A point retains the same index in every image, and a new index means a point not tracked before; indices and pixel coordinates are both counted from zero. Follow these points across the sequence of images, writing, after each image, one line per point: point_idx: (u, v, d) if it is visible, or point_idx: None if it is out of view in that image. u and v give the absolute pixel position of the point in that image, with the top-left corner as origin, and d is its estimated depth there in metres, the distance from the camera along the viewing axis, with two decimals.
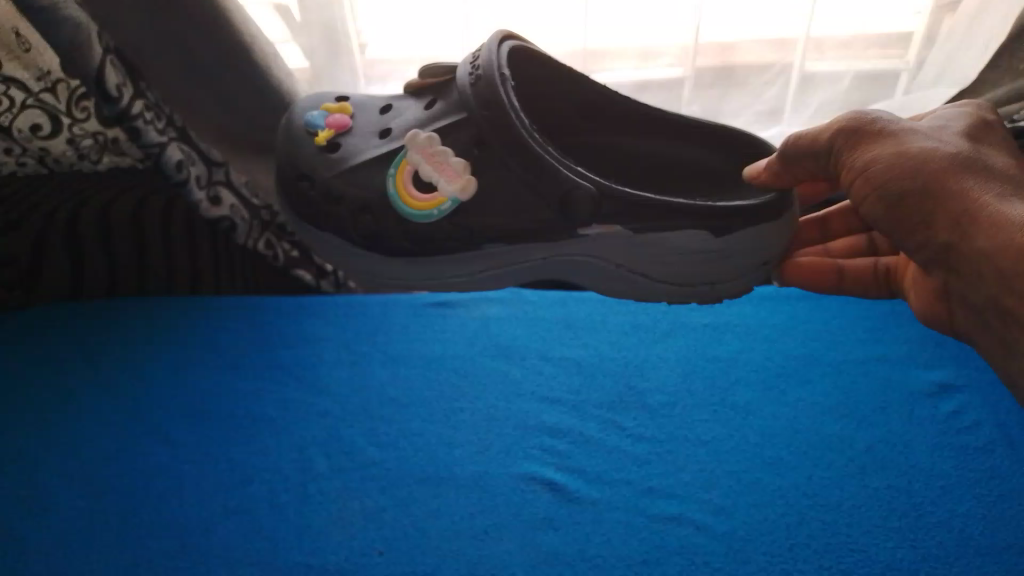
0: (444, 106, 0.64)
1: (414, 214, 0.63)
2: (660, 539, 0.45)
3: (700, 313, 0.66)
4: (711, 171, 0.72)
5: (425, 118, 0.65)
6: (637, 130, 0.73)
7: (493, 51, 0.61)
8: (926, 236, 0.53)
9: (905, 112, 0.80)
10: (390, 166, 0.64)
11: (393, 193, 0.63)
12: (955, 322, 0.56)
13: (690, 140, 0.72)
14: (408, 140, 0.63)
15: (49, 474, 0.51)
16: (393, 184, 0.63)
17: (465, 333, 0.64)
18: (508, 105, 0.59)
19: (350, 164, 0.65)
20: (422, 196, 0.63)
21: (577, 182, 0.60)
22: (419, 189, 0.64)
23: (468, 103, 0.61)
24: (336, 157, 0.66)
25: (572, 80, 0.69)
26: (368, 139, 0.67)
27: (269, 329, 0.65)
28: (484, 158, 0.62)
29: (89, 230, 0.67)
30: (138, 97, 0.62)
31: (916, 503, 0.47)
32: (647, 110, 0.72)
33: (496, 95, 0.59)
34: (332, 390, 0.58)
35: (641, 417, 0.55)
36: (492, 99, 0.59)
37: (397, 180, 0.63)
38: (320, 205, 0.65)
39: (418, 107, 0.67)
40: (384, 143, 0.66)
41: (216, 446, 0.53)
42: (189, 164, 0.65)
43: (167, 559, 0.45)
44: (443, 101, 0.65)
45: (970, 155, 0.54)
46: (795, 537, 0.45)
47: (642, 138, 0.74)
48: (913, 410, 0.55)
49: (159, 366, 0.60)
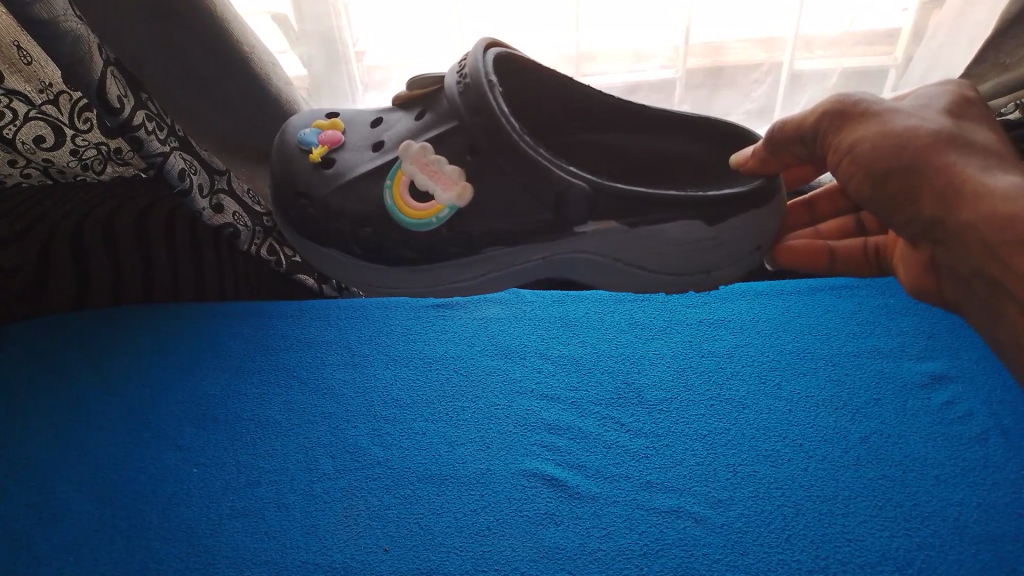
0: (433, 116, 0.65)
1: (413, 222, 0.64)
2: (662, 530, 0.47)
3: (697, 310, 0.68)
4: (701, 163, 0.73)
5: (416, 129, 0.66)
6: (623, 127, 0.74)
7: (479, 59, 0.62)
8: (914, 210, 0.54)
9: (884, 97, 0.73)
10: (386, 178, 0.66)
11: (391, 204, 0.65)
12: (943, 294, 0.58)
13: (676, 134, 0.73)
14: (400, 151, 0.65)
15: (61, 479, 0.52)
16: (390, 196, 0.65)
17: (465, 333, 0.66)
18: (498, 109, 0.60)
19: (346, 178, 0.67)
20: (419, 205, 0.64)
21: (571, 182, 0.61)
22: (416, 198, 0.65)
23: (458, 111, 0.62)
24: (331, 174, 0.67)
25: (558, 81, 0.70)
26: (362, 151, 0.69)
27: (272, 333, 0.66)
28: (477, 163, 0.63)
29: (93, 242, 0.69)
30: (140, 108, 0.60)
31: (910, 493, 0.49)
32: (633, 107, 0.73)
33: (485, 101, 0.60)
34: (337, 392, 0.60)
35: (639, 412, 0.56)
36: (482, 106, 0.60)
37: (394, 191, 0.65)
38: (320, 221, 0.67)
39: (408, 119, 0.68)
40: (378, 155, 0.67)
41: (221, 450, 0.54)
42: (190, 172, 0.65)
43: (178, 560, 0.46)
44: (432, 111, 0.66)
45: (953, 130, 0.55)
46: (792, 528, 0.47)
47: (630, 136, 0.75)
48: (905, 402, 0.56)
49: (164, 371, 0.62)
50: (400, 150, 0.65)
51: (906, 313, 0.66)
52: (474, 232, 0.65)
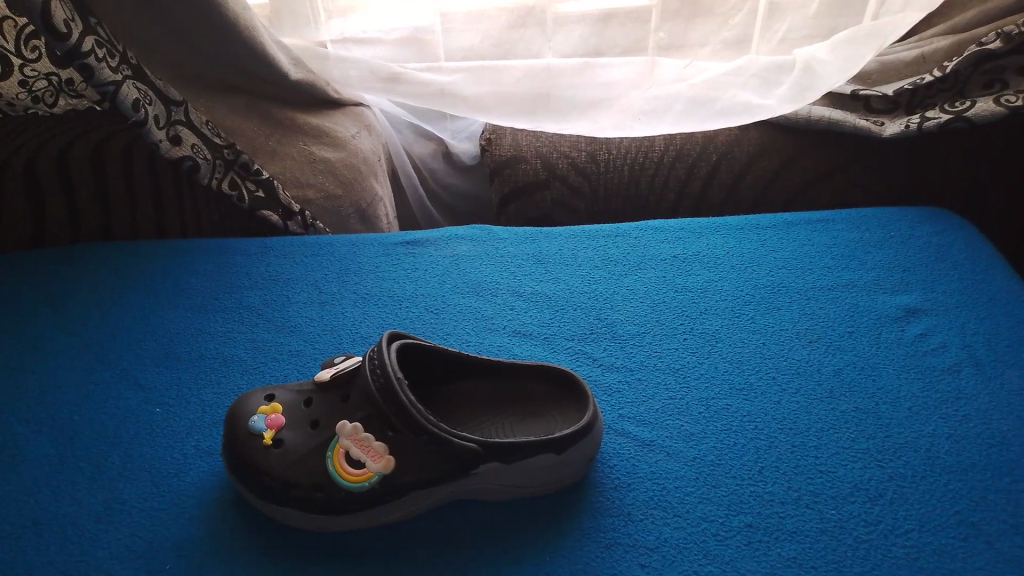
0: (337, 390, 0.45)
1: (358, 488, 0.41)
2: (635, 465, 0.47)
3: (669, 245, 0.67)
4: (541, 420, 0.48)
5: (331, 401, 0.44)
6: (493, 407, 0.49)
7: (391, 365, 0.42)
8: None
9: (829, 53, 0.67)
10: (323, 447, 0.42)
11: (326, 459, 0.42)
12: None
13: (545, 415, 0.48)
14: (339, 430, 0.42)
15: (19, 420, 0.50)
16: (328, 462, 0.42)
17: (437, 272, 0.65)
18: (409, 403, 0.41)
19: (266, 461, 0.42)
20: (352, 469, 0.41)
21: (381, 397, 0.41)
22: (353, 465, 0.41)
23: (378, 427, 0.42)
24: (193, 302, 0.61)
25: (437, 369, 0.48)
26: (256, 394, 0.46)
27: (235, 271, 0.65)
28: (340, 415, 0.43)
29: (46, 175, 0.66)
30: (88, 33, 0.56)
31: (883, 425, 0.49)
32: (502, 375, 0.49)
33: (386, 413, 0.41)
34: (303, 330, 0.58)
35: (611, 347, 0.56)
36: (387, 418, 0.41)
37: (334, 462, 0.42)
38: (201, 288, 0.63)
39: (297, 399, 0.45)
40: (295, 424, 0.44)
41: (184, 390, 0.53)
42: (145, 103, 0.61)
43: (141, 501, 0.45)
44: (339, 393, 0.45)
45: None
46: (765, 460, 0.47)
47: (476, 381, 0.50)
48: (879, 335, 0.56)
49: (126, 312, 0.60)
50: (341, 432, 0.42)
51: (881, 247, 0.65)
52: (320, 459, 0.42)
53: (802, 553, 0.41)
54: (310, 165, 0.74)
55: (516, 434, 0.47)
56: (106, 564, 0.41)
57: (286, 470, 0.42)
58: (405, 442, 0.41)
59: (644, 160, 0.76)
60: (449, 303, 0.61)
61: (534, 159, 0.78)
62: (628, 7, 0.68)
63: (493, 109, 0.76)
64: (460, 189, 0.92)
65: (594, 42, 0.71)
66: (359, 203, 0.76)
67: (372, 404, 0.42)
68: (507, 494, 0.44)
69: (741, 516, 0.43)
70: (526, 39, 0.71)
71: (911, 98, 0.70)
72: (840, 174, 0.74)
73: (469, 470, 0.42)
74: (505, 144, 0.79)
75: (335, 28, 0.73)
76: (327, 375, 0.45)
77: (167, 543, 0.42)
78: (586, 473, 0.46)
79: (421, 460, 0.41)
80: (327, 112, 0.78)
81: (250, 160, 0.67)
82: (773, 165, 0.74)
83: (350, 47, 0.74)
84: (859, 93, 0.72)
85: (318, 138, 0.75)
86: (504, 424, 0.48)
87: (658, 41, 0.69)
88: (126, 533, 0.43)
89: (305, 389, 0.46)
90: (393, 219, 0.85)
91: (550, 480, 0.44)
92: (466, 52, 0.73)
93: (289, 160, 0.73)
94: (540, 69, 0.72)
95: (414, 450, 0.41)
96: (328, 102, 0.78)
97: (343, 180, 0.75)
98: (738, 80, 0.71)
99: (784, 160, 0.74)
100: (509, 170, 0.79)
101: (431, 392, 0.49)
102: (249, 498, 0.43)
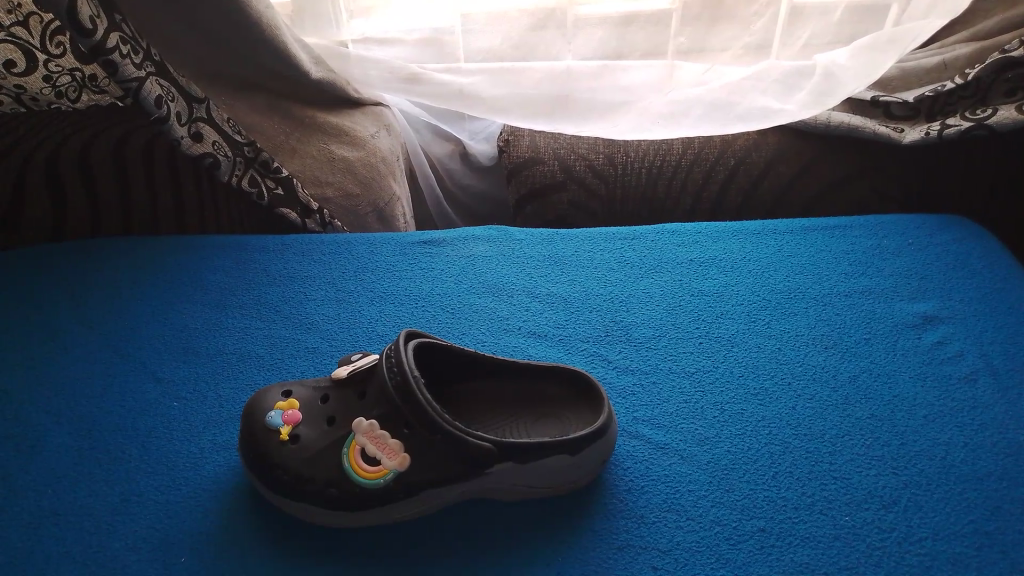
0: (354, 389, 0.45)
1: (371, 484, 0.41)
2: (648, 467, 0.47)
3: (686, 249, 0.67)
4: (557, 422, 0.48)
5: (347, 399, 0.45)
6: (505, 409, 0.49)
7: (407, 365, 0.42)
8: None
9: (847, 54, 0.67)
10: (342, 444, 0.43)
11: (343, 456, 0.42)
12: None
13: (560, 417, 0.48)
14: (356, 425, 0.42)
15: (38, 412, 0.51)
16: (345, 460, 0.42)
17: (453, 271, 0.65)
18: (427, 406, 0.41)
19: (283, 460, 0.43)
20: (368, 466, 0.42)
21: (397, 396, 0.41)
22: (369, 463, 0.42)
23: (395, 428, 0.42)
24: (213, 298, 0.61)
25: (453, 367, 0.49)
26: (272, 393, 0.46)
27: (253, 268, 0.65)
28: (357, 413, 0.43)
29: (69, 171, 0.66)
30: (114, 30, 0.56)
31: (899, 433, 0.49)
32: (516, 376, 0.49)
33: (405, 415, 0.41)
34: (320, 327, 0.59)
35: (627, 350, 0.56)
36: (407, 420, 0.41)
37: (351, 459, 0.42)
38: (218, 283, 0.63)
39: (313, 397, 0.46)
40: (312, 423, 0.44)
41: (201, 384, 0.53)
42: (168, 99, 0.61)
43: (158, 493, 0.45)
44: (354, 391, 0.45)
45: None
46: (779, 466, 0.47)
47: (490, 380, 0.50)
48: (896, 342, 0.56)
49: (147, 307, 0.60)
50: (357, 426, 0.42)
51: (899, 254, 0.64)
52: (334, 458, 0.42)
53: (814, 559, 0.41)
54: (329, 163, 0.74)
55: (530, 435, 0.47)
56: (122, 556, 0.41)
57: (302, 465, 0.42)
58: (421, 443, 0.41)
59: (662, 164, 0.76)
60: (466, 304, 0.61)
61: (551, 160, 0.79)
62: (649, 9, 0.68)
63: (511, 110, 0.76)
64: (477, 189, 0.92)
65: (614, 45, 0.71)
66: (377, 202, 0.77)
67: (388, 404, 0.42)
68: (519, 494, 0.44)
69: (754, 520, 0.43)
70: (547, 41, 0.72)
71: (932, 105, 0.70)
72: (859, 181, 0.74)
73: (482, 471, 0.42)
74: (523, 146, 0.79)
75: (356, 28, 0.74)
76: (345, 372, 0.46)
77: (183, 535, 0.43)
78: (599, 475, 0.47)
79: (437, 461, 0.41)
80: (347, 111, 0.78)
81: (270, 158, 0.67)
82: (791, 170, 0.74)
83: (371, 46, 0.76)
84: (878, 99, 0.72)
85: (337, 137, 0.75)
86: (516, 427, 0.48)
87: (678, 45, 0.69)
88: (142, 525, 0.43)
89: (321, 385, 0.46)
90: (410, 218, 0.86)
91: (563, 481, 0.44)
92: (486, 54, 0.74)
93: (308, 158, 0.74)
94: (559, 72, 0.72)
95: (430, 450, 0.41)
96: (348, 101, 0.78)
97: (361, 179, 0.75)
98: (759, 86, 0.70)
99: (801, 166, 0.74)
100: (527, 172, 0.80)
101: (446, 394, 0.50)
102: (264, 493, 0.44)
